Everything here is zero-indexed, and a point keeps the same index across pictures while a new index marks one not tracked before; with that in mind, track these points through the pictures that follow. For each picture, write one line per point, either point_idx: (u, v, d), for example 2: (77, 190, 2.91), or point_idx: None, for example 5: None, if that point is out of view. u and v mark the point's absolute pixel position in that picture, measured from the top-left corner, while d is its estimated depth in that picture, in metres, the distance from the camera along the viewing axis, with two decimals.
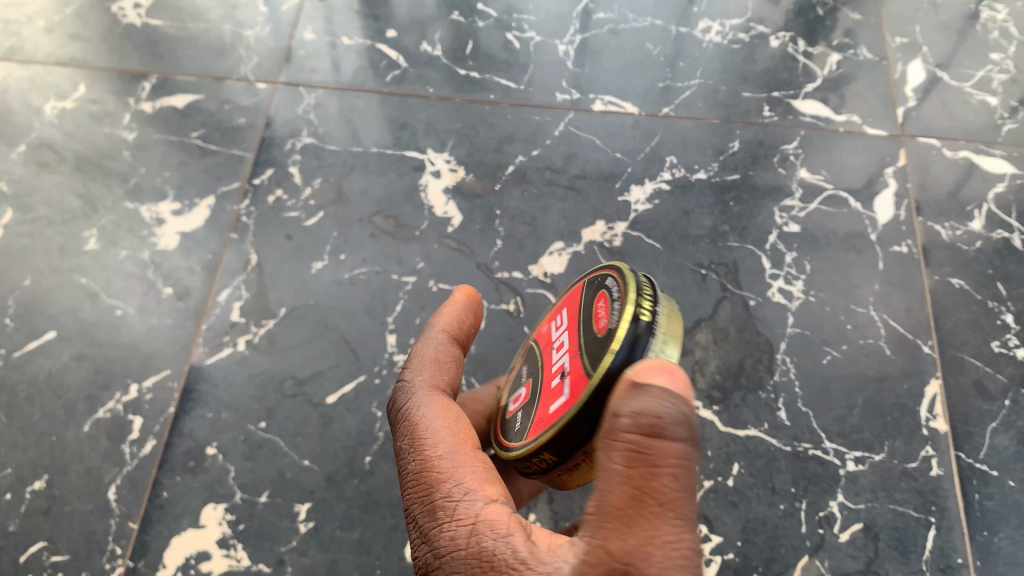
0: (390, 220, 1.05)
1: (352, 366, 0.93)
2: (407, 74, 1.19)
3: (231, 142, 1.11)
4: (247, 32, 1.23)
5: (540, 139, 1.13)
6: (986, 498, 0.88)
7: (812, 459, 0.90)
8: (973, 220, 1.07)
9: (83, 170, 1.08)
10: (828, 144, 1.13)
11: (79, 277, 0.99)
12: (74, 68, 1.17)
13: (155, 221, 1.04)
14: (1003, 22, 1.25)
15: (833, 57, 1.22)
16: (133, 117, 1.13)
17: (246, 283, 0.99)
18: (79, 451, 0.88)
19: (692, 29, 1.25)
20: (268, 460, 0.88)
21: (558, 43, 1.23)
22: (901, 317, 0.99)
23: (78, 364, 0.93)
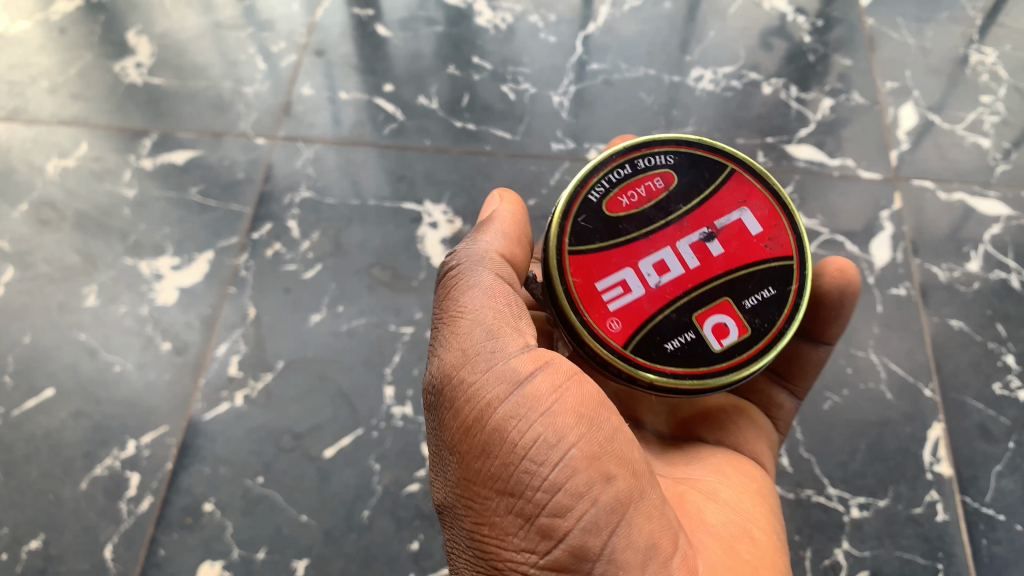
0: (387, 271, 1.05)
1: (350, 419, 0.93)
2: (405, 127, 1.20)
3: (230, 198, 1.12)
4: (247, 88, 1.25)
5: (536, 188, 1.14)
6: (994, 543, 0.86)
7: (816, 505, 0.89)
8: (970, 261, 1.07)
9: (84, 227, 1.09)
10: (823, 188, 1.14)
11: (79, 334, 1.00)
12: (76, 128, 1.19)
13: (155, 276, 1.04)
14: (992, 66, 1.27)
15: (825, 103, 1.23)
16: (134, 173, 1.15)
17: (244, 337, 0.99)
18: (77, 510, 0.88)
19: (685, 78, 1.27)
20: (266, 515, 0.87)
21: (553, 94, 1.24)
22: (901, 360, 0.99)
23: (75, 422, 0.93)
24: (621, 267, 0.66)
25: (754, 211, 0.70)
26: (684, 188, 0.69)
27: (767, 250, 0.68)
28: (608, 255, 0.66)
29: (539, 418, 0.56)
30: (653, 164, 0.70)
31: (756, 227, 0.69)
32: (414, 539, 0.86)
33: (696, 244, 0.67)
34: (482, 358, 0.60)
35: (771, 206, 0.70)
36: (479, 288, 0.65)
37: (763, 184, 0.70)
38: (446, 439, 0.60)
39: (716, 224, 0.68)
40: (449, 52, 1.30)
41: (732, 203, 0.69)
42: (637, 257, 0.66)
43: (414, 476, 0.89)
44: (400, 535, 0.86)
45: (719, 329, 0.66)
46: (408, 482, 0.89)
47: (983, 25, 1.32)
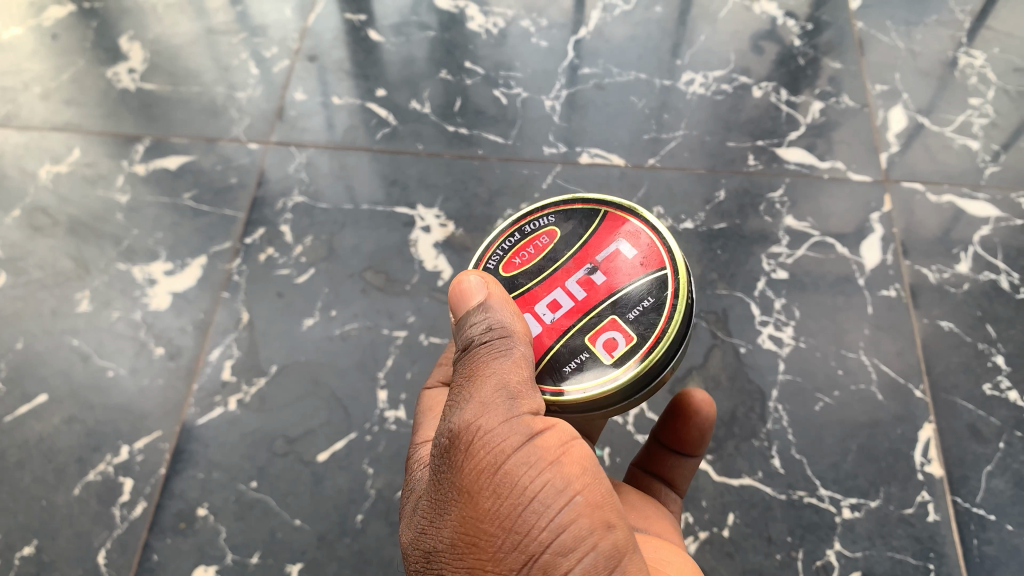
0: (380, 275, 1.05)
1: (343, 423, 0.93)
2: (397, 131, 1.21)
3: (223, 203, 1.13)
4: (240, 94, 1.25)
5: (528, 192, 1.14)
6: (985, 543, 0.87)
7: (808, 506, 0.89)
8: (960, 262, 1.07)
9: (76, 233, 1.09)
10: (814, 191, 1.14)
11: (72, 339, 1.00)
12: (69, 133, 1.20)
13: (148, 282, 1.04)
14: (981, 68, 1.28)
15: (816, 106, 1.24)
16: (127, 179, 1.15)
17: (237, 342, 0.99)
18: (70, 515, 0.88)
19: (676, 82, 1.27)
20: (259, 520, 0.88)
21: (544, 98, 1.25)
22: (892, 361, 0.99)
23: (68, 427, 0.93)
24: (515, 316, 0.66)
25: (632, 239, 0.68)
26: (568, 235, 0.70)
27: (642, 266, 0.67)
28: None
29: (547, 467, 0.53)
30: (538, 224, 0.71)
31: (632, 252, 0.68)
32: None
33: (579, 278, 0.66)
34: (493, 408, 0.56)
35: (645, 232, 0.69)
36: (507, 355, 0.58)
37: (635, 217, 0.70)
38: (443, 483, 0.56)
39: (594, 257, 0.67)
40: (441, 57, 1.30)
41: (608, 237, 0.69)
42: (530, 303, 0.66)
43: None
44: (394, 539, 0.86)
45: (611, 339, 0.63)
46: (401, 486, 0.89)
47: (972, 28, 1.33)
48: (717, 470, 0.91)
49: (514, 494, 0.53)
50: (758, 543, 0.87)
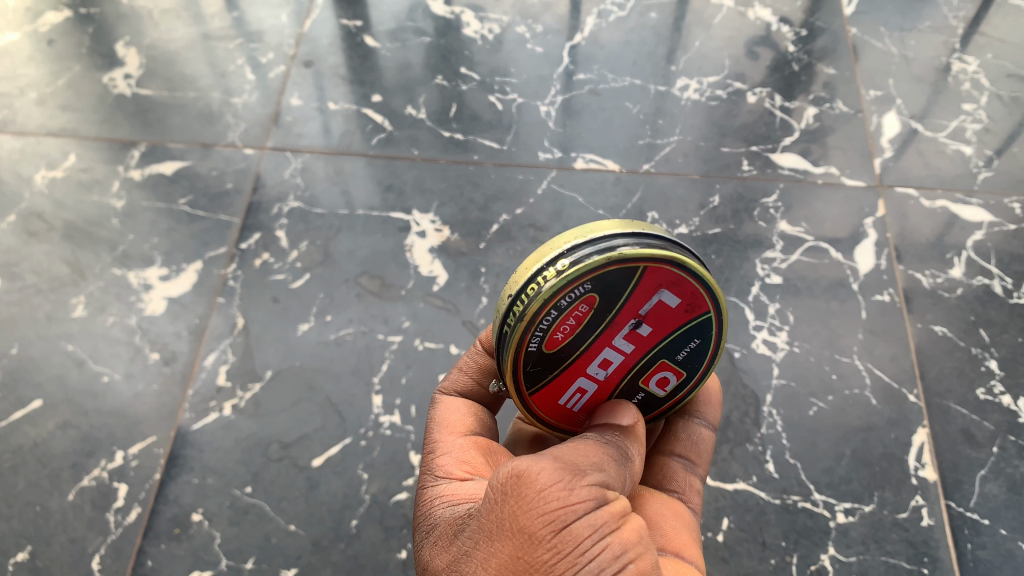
0: (376, 280, 1.06)
1: (338, 429, 0.93)
2: (393, 137, 1.21)
3: (219, 208, 1.13)
4: (236, 99, 1.25)
5: (524, 197, 1.14)
6: (979, 547, 0.87)
7: (802, 511, 0.89)
8: (953, 267, 1.08)
9: (72, 238, 1.09)
10: (807, 196, 1.15)
11: (67, 344, 1.00)
12: (65, 139, 1.20)
13: (143, 287, 1.05)
14: (974, 74, 1.28)
15: (810, 111, 1.25)
16: (123, 184, 1.15)
17: (232, 347, 0.99)
18: (64, 521, 0.87)
19: (671, 87, 1.28)
20: (254, 525, 0.87)
21: (540, 104, 1.25)
22: (885, 366, 0.99)
23: (63, 433, 0.93)
24: (570, 382, 0.64)
25: (674, 286, 0.58)
26: (602, 302, 0.58)
27: (688, 316, 0.61)
28: (558, 381, 0.64)
29: (607, 533, 0.53)
30: (572, 295, 0.57)
31: (674, 301, 0.59)
32: (402, 548, 0.86)
33: (627, 340, 0.61)
34: (578, 472, 0.55)
35: (685, 278, 0.58)
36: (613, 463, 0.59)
37: (676, 262, 0.57)
38: (492, 520, 0.53)
39: (638, 313, 0.59)
40: (437, 63, 1.31)
41: (649, 292, 0.58)
42: (580, 370, 0.63)
43: (402, 485, 0.90)
44: (388, 544, 0.86)
45: (665, 378, 0.66)
46: (396, 491, 0.89)
47: (965, 35, 1.33)
48: (712, 475, 0.91)
49: (574, 550, 0.51)
50: (752, 547, 0.87)
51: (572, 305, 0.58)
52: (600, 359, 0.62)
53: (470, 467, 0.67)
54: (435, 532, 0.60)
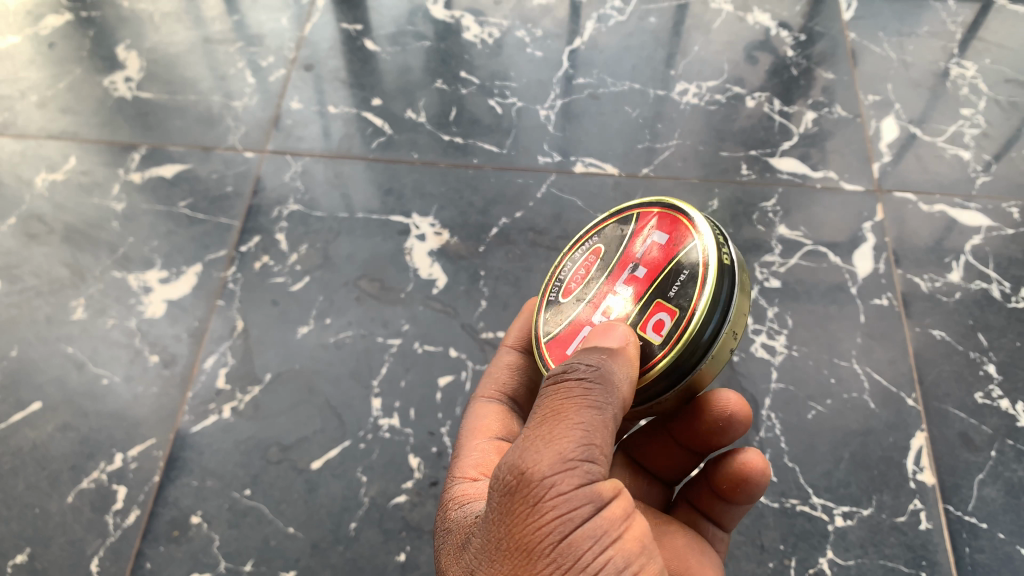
0: (375, 283, 1.06)
1: (337, 431, 0.94)
2: (393, 140, 1.21)
3: (219, 211, 1.13)
4: (236, 103, 1.26)
5: (523, 201, 1.14)
6: (977, 551, 0.87)
7: (800, 515, 0.89)
8: (951, 271, 1.08)
9: (72, 240, 1.09)
10: (806, 200, 1.15)
11: (67, 346, 1.00)
12: (65, 141, 1.20)
13: (143, 290, 1.05)
14: (972, 79, 1.29)
15: (808, 116, 1.25)
16: (123, 187, 1.15)
17: (232, 349, 0.99)
18: (63, 523, 0.88)
19: (670, 92, 1.28)
20: (253, 528, 0.87)
21: (539, 108, 1.26)
22: (884, 370, 1.00)
23: (62, 435, 0.93)
24: (576, 331, 0.67)
25: (662, 227, 0.68)
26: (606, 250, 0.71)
27: (675, 250, 0.65)
28: (567, 330, 0.68)
29: (611, 544, 0.51)
30: (584, 252, 0.73)
31: (663, 238, 0.67)
32: (401, 550, 0.86)
33: (626, 283, 0.67)
34: (566, 462, 0.52)
35: (667, 216, 0.68)
36: (596, 411, 0.55)
37: (667, 206, 0.69)
38: (495, 534, 0.53)
39: (635, 257, 0.68)
40: (437, 66, 1.31)
41: (642, 236, 0.69)
42: (586, 318, 0.68)
43: (401, 488, 0.90)
44: (387, 547, 0.86)
45: (658, 323, 0.62)
46: (395, 494, 0.89)
47: (964, 40, 1.34)
48: None
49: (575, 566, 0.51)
50: (750, 551, 0.87)
51: (584, 257, 0.73)
52: (603, 299, 0.67)
53: (483, 468, 0.70)
54: (449, 539, 0.61)
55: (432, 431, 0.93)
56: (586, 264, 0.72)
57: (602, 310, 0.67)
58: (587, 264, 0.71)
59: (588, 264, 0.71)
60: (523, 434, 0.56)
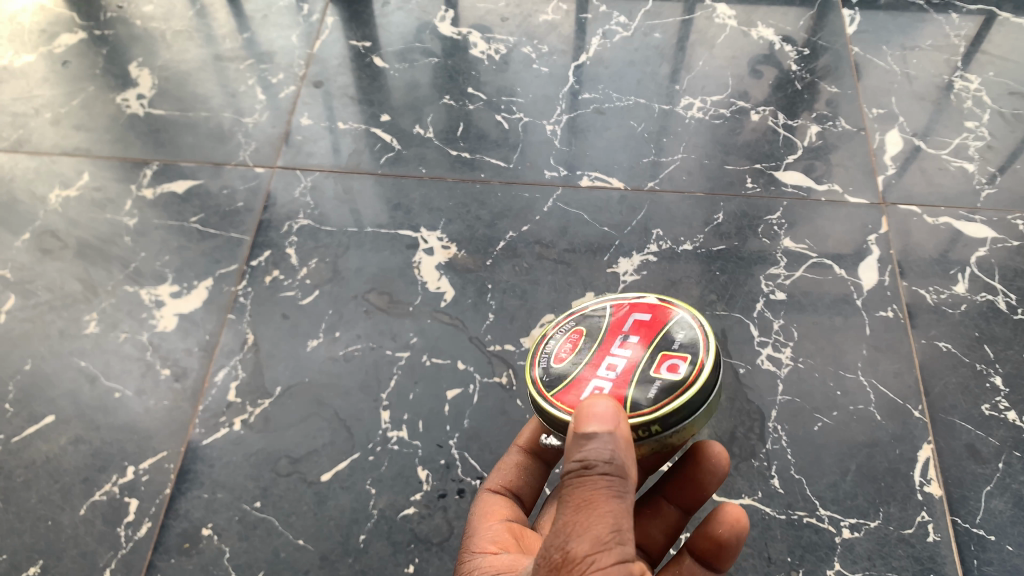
0: (384, 297, 1.07)
1: (347, 444, 0.94)
2: (401, 155, 1.23)
3: (229, 226, 1.14)
4: (247, 119, 1.27)
5: (530, 214, 1.16)
6: (986, 563, 0.87)
7: (807, 527, 0.89)
8: (957, 283, 1.08)
9: (86, 256, 1.10)
10: (811, 213, 1.16)
11: (79, 360, 1.01)
12: (79, 158, 1.22)
13: (155, 304, 1.06)
14: (976, 91, 1.29)
15: (813, 129, 1.26)
16: (135, 202, 1.16)
17: (242, 363, 1.00)
18: (75, 535, 0.88)
19: (675, 106, 1.29)
20: (263, 540, 0.88)
21: (545, 123, 1.27)
22: (890, 382, 1.00)
23: (75, 447, 0.94)
24: (583, 384, 0.67)
25: (641, 308, 0.72)
26: (590, 330, 0.72)
27: (660, 322, 0.70)
28: (572, 385, 0.67)
29: None
30: (563, 335, 0.73)
31: (645, 315, 0.71)
32: (410, 562, 0.86)
33: (620, 346, 0.69)
34: (603, 547, 0.55)
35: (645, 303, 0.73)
36: (619, 496, 0.56)
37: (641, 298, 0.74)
38: None
39: (622, 329, 0.71)
40: (445, 83, 1.32)
41: (623, 315, 0.72)
42: (590, 375, 0.67)
43: (410, 500, 0.90)
44: (396, 559, 0.87)
45: (667, 368, 0.65)
46: (404, 506, 0.90)
47: (967, 53, 1.35)
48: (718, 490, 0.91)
49: None
50: (758, 562, 0.87)
51: (566, 337, 0.73)
52: (605, 362, 0.68)
53: (500, 543, 0.71)
54: None
55: (440, 443, 0.94)
56: (573, 344, 0.72)
57: (603, 368, 0.67)
58: (571, 343, 0.72)
59: (573, 344, 0.72)
60: (558, 521, 0.57)
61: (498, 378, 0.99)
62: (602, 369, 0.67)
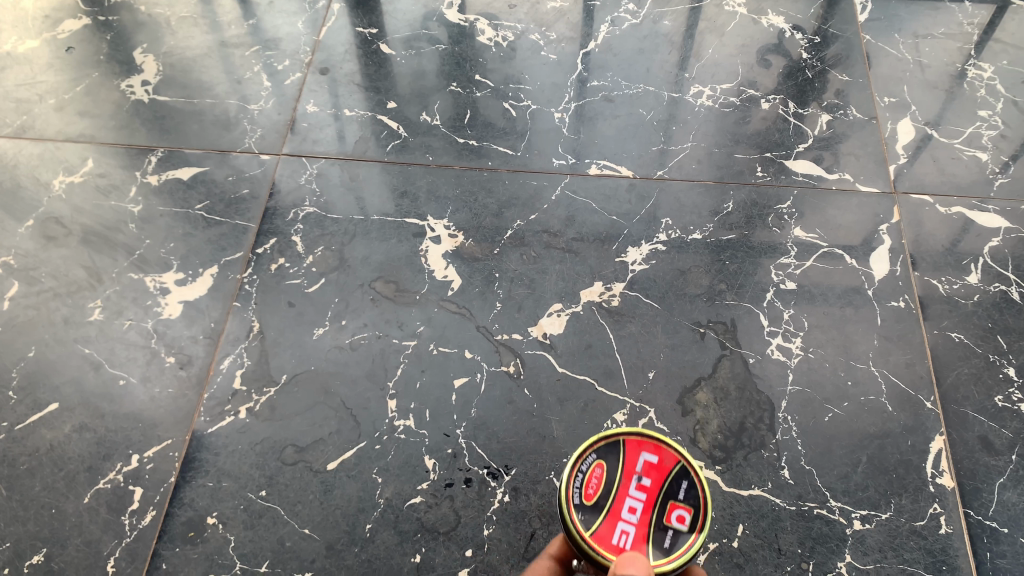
0: (390, 285, 1.06)
1: (353, 432, 0.94)
2: (408, 143, 1.22)
3: (234, 213, 1.13)
4: (252, 106, 1.26)
5: (538, 203, 1.14)
6: (998, 556, 0.86)
7: (818, 518, 0.88)
8: (970, 273, 1.07)
9: (90, 242, 1.09)
10: (822, 203, 1.14)
11: (84, 347, 1.00)
12: (83, 144, 1.21)
13: (160, 291, 1.05)
14: (989, 80, 1.28)
15: (823, 118, 1.25)
16: (140, 189, 1.15)
17: (248, 351, 1.00)
18: (79, 524, 0.87)
19: (685, 94, 1.28)
20: (268, 529, 0.87)
21: (553, 111, 1.26)
22: (902, 373, 0.99)
23: (79, 435, 0.93)
24: (610, 530, 0.64)
25: (648, 447, 0.69)
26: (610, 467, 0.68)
27: (669, 465, 0.68)
28: (601, 532, 0.64)
29: None
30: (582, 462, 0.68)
31: (655, 458, 0.68)
32: (416, 552, 0.85)
33: (637, 489, 0.67)
34: None
35: (647, 438, 0.70)
36: None
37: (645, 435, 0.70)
38: None
39: (636, 471, 0.68)
40: (452, 70, 1.31)
41: (635, 459, 0.69)
42: (615, 518, 0.65)
43: (417, 490, 0.89)
44: (402, 548, 0.86)
45: (679, 518, 0.65)
46: (410, 495, 0.89)
47: (980, 41, 1.34)
48: (727, 480, 0.90)
49: None
50: (767, 554, 0.86)
51: (584, 472, 0.68)
52: (627, 516, 0.65)
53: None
54: None
55: (447, 432, 0.94)
56: (593, 481, 0.67)
57: (625, 531, 0.65)
58: (595, 480, 0.67)
59: (598, 484, 0.67)
60: None
61: (505, 368, 0.98)
62: (625, 529, 0.64)
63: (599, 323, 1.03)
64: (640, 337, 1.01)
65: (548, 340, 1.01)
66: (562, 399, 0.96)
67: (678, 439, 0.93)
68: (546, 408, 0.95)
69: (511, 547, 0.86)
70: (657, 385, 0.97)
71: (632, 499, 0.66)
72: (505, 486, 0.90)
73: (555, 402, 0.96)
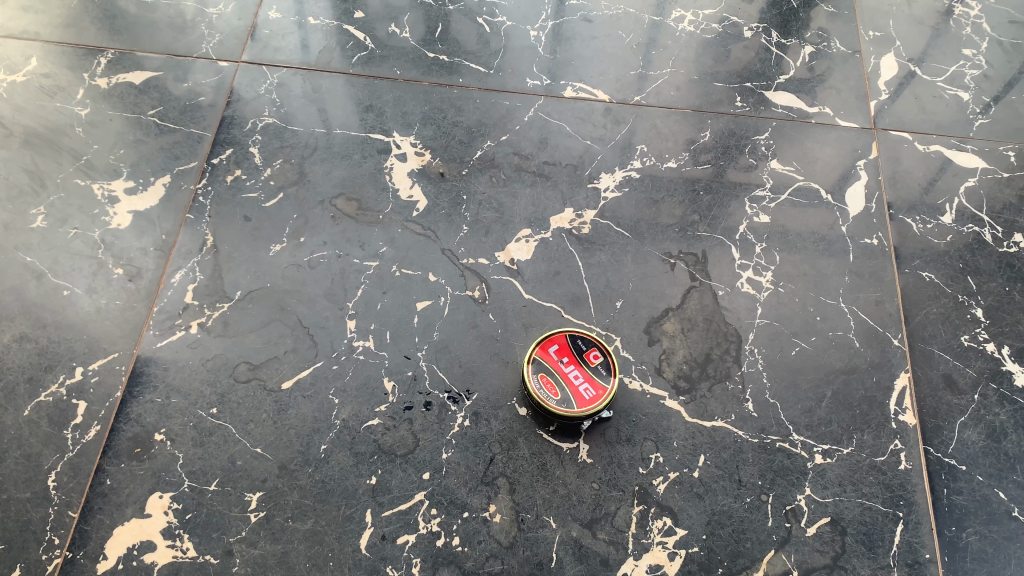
0: (352, 203, 1.02)
1: (310, 352, 0.90)
2: (375, 56, 1.16)
3: (189, 121, 1.07)
4: (211, 9, 1.19)
5: (509, 124, 1.10)
6: (955, 493, 0.86)
7: (780, 451, 0.87)
8: (945, 214, 1.06)
9: (33, 145, 1.03)
10: (800, 136, 1.12)
11: (25, 255, 0.95)
12: (27, 42, 1.13)
13: (108, 200, 1.00)
14: (976, 18, 1.26)
15: (806, 50, 1.21)
16: (88, 92, 1.09)
17: (200, 265, 0.95)
18: (19, 437, 0.83)
19: (666, 18, 1.24)
20: (218, 447, 0.84)
21: (529, 28, 1.21)
22: (870, 310, 0.98)
23: (19, 346, 0.89)
24: (581, 391, 0.85)
25: (548, 348, 0.88)
26: (547, 373, 0.87)
27: (567, 341, 0.88)
28: (581, 397, 0.85)
29: None
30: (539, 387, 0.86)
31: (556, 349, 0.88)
32: (372, 474, 0.83)
33: (569, 368, 0.87)
34: None
35: (545, 341, 0.88)
36: None
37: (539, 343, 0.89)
38: None
39: (558, 362, 0.87)
40: None
41: (551, 360, 0.88)
42: (579, 390, 0.85)
43: (374, 411, 0.87)
44: (358, 470, 0.83)
45: (595, 356, 0.88)
46: (368, 417, 0.86)
47: None
48: (690, 411, 0.89)
49: None
50: (728, 485, 0.85)
51: (541, 390, 0.85)
52: (572, 381, 0.86)
53: None
54: None
55: (408, 354, 0.91)
56: (551, 388, 0.86)
57: (580, 387, 0.86)
58: (552, 389, 0.86)
59: (554, 389, 0.86)
60: None
61: (470, 292, 0.95)
62: (580, 386, 0.86)
63: (568, 250, 1.00)
64: (610, 266, 0.99)
65: (514, 266, 0.98)
66: (526, 325, 0.93)
67: (643, 368, 0.91)
68: (510, 334, 0.93)
69: (470, 471, 0.84)
70: (624, 314, 0.95)
71: (561, 370, 0.87)
72: (466, 411, 0.87)
73: (519, 328, 0.93)
